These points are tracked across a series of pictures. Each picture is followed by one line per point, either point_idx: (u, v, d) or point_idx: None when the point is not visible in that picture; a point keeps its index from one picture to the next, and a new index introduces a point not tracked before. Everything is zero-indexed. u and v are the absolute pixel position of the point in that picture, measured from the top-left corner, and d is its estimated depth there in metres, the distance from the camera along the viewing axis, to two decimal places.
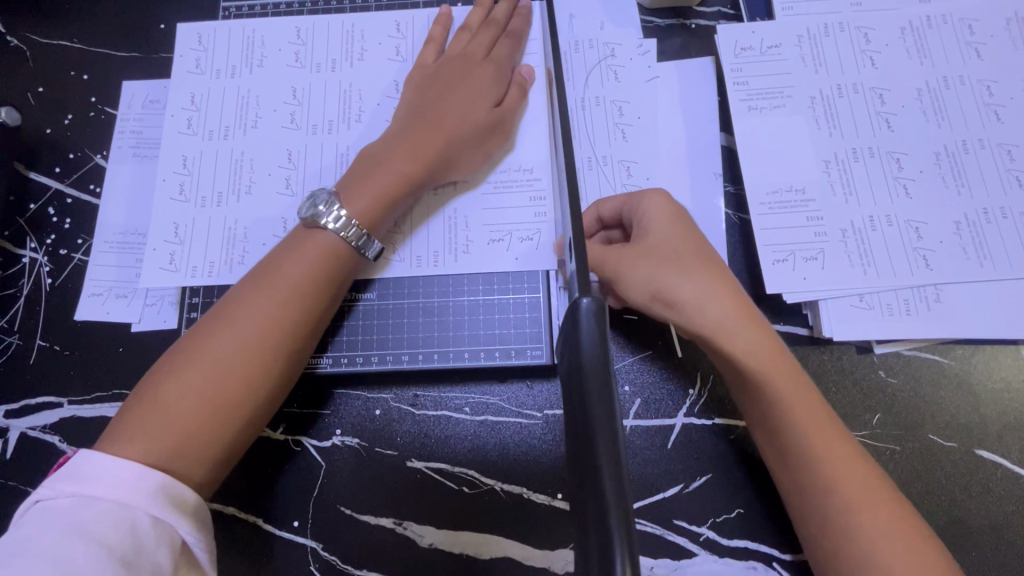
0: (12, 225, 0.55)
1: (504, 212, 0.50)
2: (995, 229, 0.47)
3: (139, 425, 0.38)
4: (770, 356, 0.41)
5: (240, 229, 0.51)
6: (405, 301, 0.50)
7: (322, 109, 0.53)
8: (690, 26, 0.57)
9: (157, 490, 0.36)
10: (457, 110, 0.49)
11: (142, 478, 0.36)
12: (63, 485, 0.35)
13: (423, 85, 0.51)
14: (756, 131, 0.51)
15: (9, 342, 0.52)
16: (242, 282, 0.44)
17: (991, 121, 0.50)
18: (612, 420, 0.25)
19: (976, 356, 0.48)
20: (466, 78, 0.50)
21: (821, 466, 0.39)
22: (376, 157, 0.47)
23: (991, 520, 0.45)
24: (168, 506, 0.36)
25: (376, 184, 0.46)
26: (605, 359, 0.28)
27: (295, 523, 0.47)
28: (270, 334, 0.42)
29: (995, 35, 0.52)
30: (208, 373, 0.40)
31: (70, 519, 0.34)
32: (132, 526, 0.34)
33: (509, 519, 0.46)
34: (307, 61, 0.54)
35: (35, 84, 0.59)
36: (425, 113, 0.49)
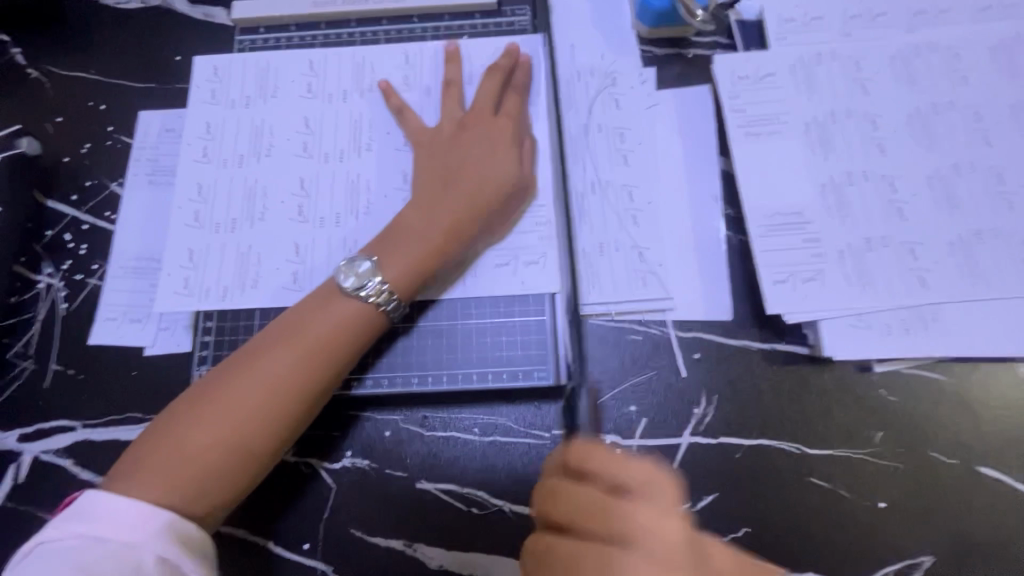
0: (29, 251, 0.57)
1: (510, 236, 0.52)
2: (988, 249, 0.49)
3: (160, 467, 0.40)
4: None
5: (253, 252, 0.52)
6: (414, 324, 0.51)
7: (334, 137, 0.55)
8: (688, 55, 0.59)
9: (163, 530, 0.37)
10: (479, 176, 0.50)
11: (149, 517, 0.37)
12: (68, 527, 0.36)
13: (441, 144, 0.52)
14: (752, 156, 0.53)
15: (24, 367, 0.53)
16: (266, 331, 0.45)
17: (980, 145, 0.52)
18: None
19: (974, 373, 0.49)
20: (485, 136, 0.51)
21: None
22: (406, 227, 0.49)
23: (994, 535, 0.45)
24: (174, 545, 0.37)
25: (407, 252, 0.48)
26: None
27: (305, 545, 0.48)
28: (290, 390, 0.43)
29: (980, 63, 0.54)
30: (230, 423, 0.41)
31: (77, 560, 0.35)
32: (137, 564, 0.35)
33: (518, 540, 0.47)
34: (319, 91, 0.56)
35: (54, 114, 0.61)
36: (448, 178, 0.50)
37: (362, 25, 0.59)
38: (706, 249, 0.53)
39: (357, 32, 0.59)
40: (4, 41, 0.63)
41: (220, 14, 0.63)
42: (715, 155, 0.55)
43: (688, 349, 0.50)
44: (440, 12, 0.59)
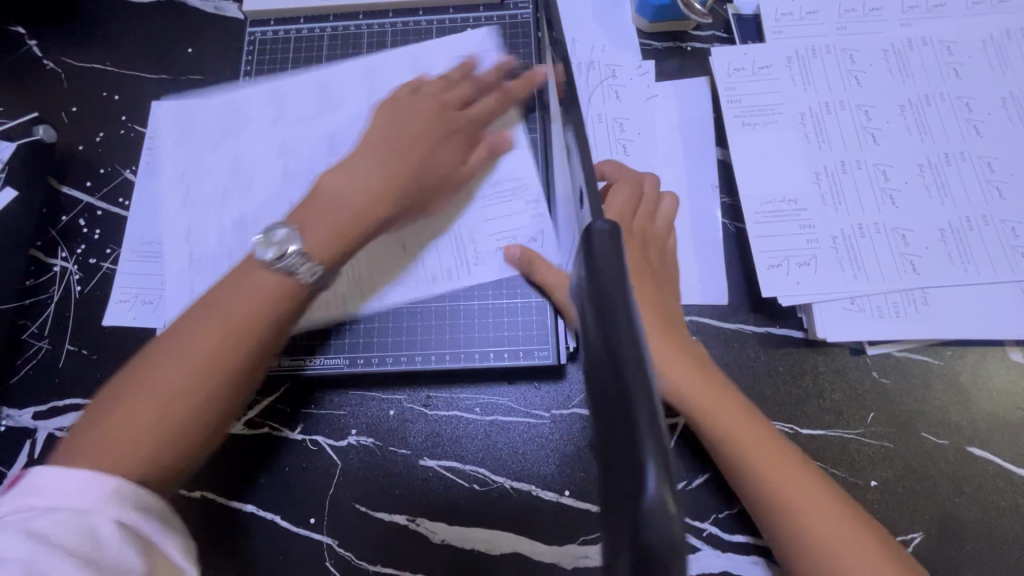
0: (44, 236, 0.58)
1: (512, 224, 0.53)
2: (978, 236, 0.50)
3: (99, 442, 0.35)
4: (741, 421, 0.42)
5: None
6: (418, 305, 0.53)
7: (342, 130, 0.57)
8: (687, 49, 0.60)
9: (115, 494, 0.33)
10: (423, 163, 0.50)
11: (95, 482, 0.33)
12: (18, 501, 0.33)
13: (393, 126, 0.51)
14: (749, 146, 0.54)
15: (40, 348, 0.55)
16: (201, 296, 0.41)
17: (971, 136, 0.53)
18: (644, 366, 0.21)
19: (966, 357, 0.50)
20: (438, 129, 0.51)
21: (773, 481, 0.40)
22: (338, 197, 0.45)
23: (984, 513, 0.46)
24: (131, 508, 0.33)
25: (337, 222, 0.44)
26: (622, 266, 0.25)
27: (311, 520, 0.49)
28: (236, 344, 0.38)
29: (972, 56, 0.55)
30: (172, 385, 0.37)
31: (27, 530, 0.31)
32: (93, 530, 0.32)
33: (518, 516, 0.48)
34: (325, 87, 0.58)
35: (69, 104, 0.63)
36: (396, 158, 0.49)
37: (369, 19, 0.61)
38: (704, 235, 0.54)
39: (365, 24, 0.61)
40: (21, 33, 0.65)
41: (230, 8, 0.65)
42: (712, 146, 0.56)
43: None
44: (445, 5, 0.61)
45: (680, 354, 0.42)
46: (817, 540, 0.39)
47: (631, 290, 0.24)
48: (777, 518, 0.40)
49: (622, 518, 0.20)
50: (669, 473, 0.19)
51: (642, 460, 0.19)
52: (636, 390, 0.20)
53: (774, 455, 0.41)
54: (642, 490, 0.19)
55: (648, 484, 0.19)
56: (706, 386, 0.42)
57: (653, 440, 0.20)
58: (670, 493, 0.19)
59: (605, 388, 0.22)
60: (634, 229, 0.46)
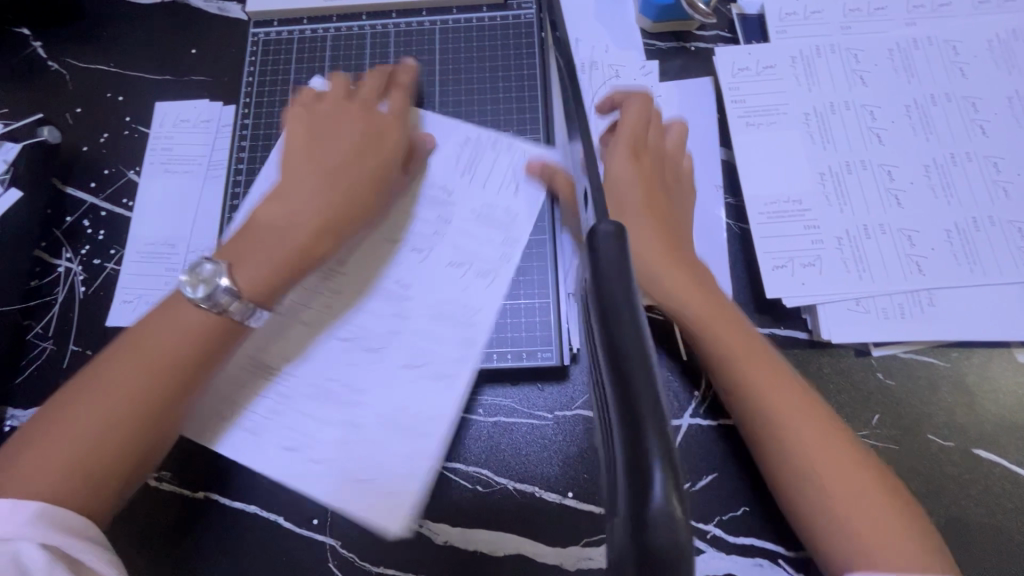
0: (49, 237, 0.58)
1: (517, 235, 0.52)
2: (984, 237, 0.50)
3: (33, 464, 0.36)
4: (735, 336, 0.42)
5: (354, 339, 0.47)
6: None
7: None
8: (691, 49, 0.60)
9: (39, 518, 0.35)
10: (356, 180, 0.47)
11: (14, 510, 0.34)
12: None
13: (316, 143, 0.48)
14: (753, 146, 0.54)
15: (44, 348, 0.55)
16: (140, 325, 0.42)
17: (977, 136, 0.53)
18: (650, 370, 0.21)
19: (972, 358, 0.50)
20: (360, 143, 0.48)
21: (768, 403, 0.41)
22: (268, 229, 0.44)
23: (990, 516, 0.46)
24: (53, 529, 0.35)
25: (274, 259, 0.43)
26: (626, 269, 0.24)
27: (314, 522, 0.49)
28: (177, 372, 0.40)
29: (978, 55, 0.55)
30: (97, 415, 0.38)
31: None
32: (16, 554, 0.33)
33: (521, 518, 0.48)
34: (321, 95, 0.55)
35: (73, 105, 0.63)
36: (327, 180, 0.46)
37: (372, 19, 0.61)
38: (708, 235, 0.53)
39: (368, 25, 0.61)
40: (26, 35, 0.65)
41: (234, 9, 0.65)
42: (716, 146, 0.56)
43: None
44: (449, 6, 0.61)
45: (676, 264, 0.43)
46: (806, 458, 0.39)
47: (636, 295, 0.24)
48: (767, 436, 0.41)
49: (624, 524, 0.20)
50: (676, 482, 0.19)
51: (648, 470, 0.19)
52: (643, 395, 0.20)
53: (766, 374, 0.42)
54: (649, 498, 0.19)
55: (653, 492, 0.19)
56: (718, 314, 0.43)
57: (658, 447, 0.19)
58: (676, 504, 0.19)
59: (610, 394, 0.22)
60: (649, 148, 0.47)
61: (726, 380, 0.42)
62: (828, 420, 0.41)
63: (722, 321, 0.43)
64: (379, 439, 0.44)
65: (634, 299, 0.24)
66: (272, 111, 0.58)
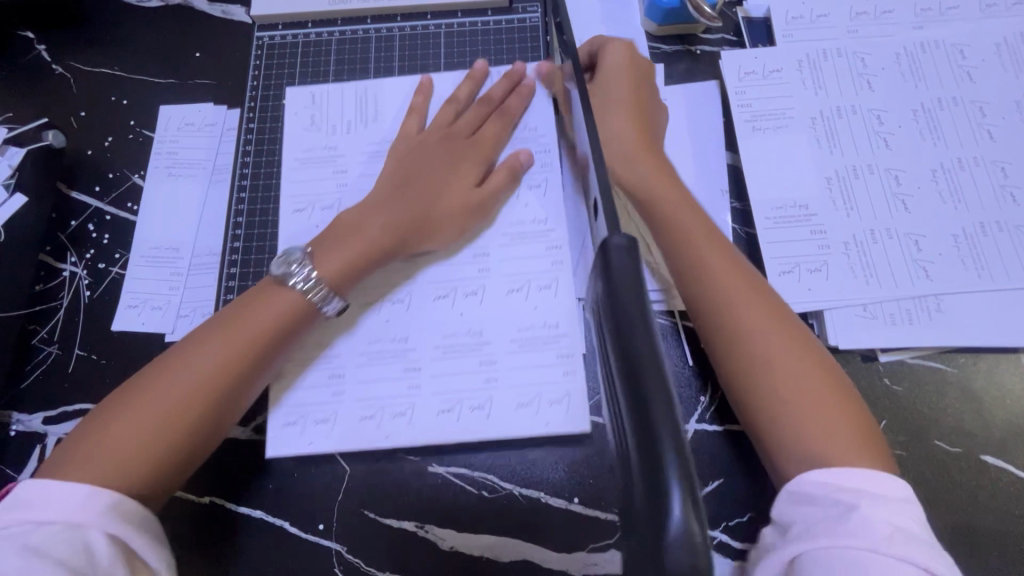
0: (53, 241, 0.58)
1: (524, 251, 0.53)
2: (992, 242, 0.49)
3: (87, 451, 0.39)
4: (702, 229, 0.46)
5: (455, 291, 0.52)
6: (428, 322, 0.51)
7: (341, 111, 0.57)
8: (696, 52, 0.60)
9: (107, 510, 0.37)
10: (436, 191, 0.52)
11: (93, 498, 0.37)
12: (12, 514, 0.36)
13: (411, 155, 0.54)
14: (759, 150, 0.54)
15: (49, 353, 0.55)
16: (211, 322, 0.46)
17: (985, 140, 0.52)
18: (667, 395, 0.23)
19: (979, 364, 0.49)
20: (449, 158, 0.53)
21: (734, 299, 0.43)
22: (352, 225, 0.49)
23: (998, 522, 0.46)
24: (122, 522, 0.37)
25: (351, 252, 0.48)
26: (642, 295, 0.26)
27: (320, 526, 0.49)
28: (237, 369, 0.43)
29: (985, 59, 0.55)
30: (164, 401, 0.41)
31: (24, 543, 0.34)
32: (86, 544, 0.35)
33: (527, 523, 0.48)
34: (322, 98, 0.57)
35: (78, 108, 0.63)
36: (406, 186, 0.52)
37: (377, 23, 0.61)
38: None
39: (373, 28, 0.61)
40: (31, 38, 0.65)
41: (238, 12, 0.65)
42: (722, 150, 0.55)
43: (695, 338, 0.51)
44: (453, 9, 0.61)
45: (662, 172, 0.49)
46: (766, 355, 0.41)
47: (654, 322, 0.25)
48: (730, 327, 0.43)
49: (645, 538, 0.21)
50: (695, 505, 0.21)
51: (667, 493, 0.21)
52: (659, 420, 0.22)
53: (732, 269, 0.44)
54: (668, 519, 0.20)
55: (673, 514, 0.20)
56: (696, 223, 0.46)
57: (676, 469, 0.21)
58: (695, 525, 0.20)
59: (629, 419, 0.23)
60: (642, 78, 0.53)
61: (693, 270, 0.45)
62: (810, 347, 0.42)
63: (697, 229, 0.46)
64: (423, 424, 0.49)
65: (651, 326, 0.25)
66: (277, 115, 0.58)
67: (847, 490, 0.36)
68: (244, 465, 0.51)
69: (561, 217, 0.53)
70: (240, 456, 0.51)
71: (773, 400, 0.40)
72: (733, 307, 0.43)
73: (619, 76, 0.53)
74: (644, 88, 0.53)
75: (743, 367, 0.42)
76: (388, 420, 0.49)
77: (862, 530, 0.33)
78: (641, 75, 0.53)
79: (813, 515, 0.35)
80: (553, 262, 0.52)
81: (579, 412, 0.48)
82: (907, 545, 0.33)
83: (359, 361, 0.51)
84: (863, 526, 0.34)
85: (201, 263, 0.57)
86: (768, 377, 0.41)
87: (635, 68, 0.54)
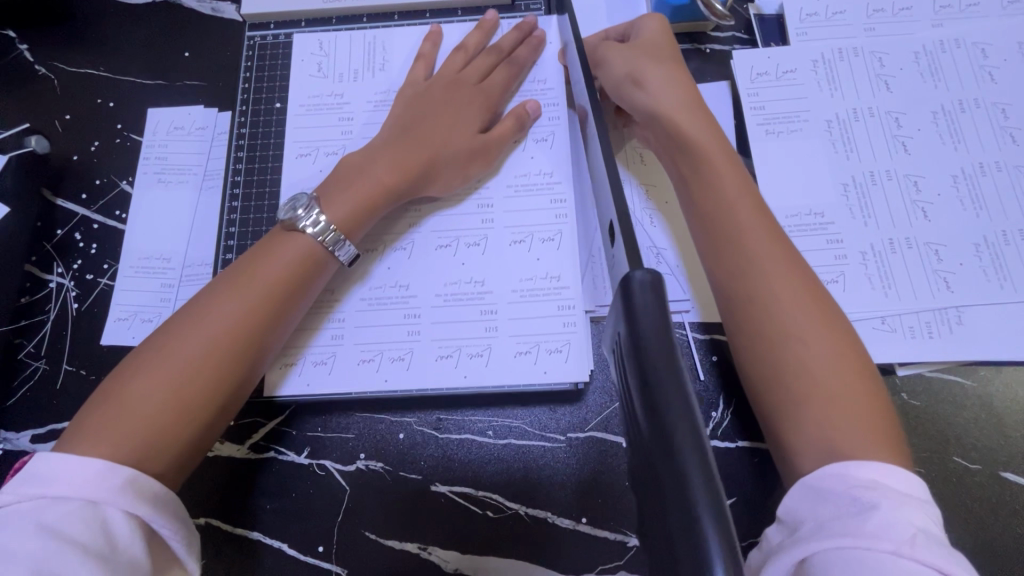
0: (39, 251, 0.56)
1: (525, 215, 0.50)
2: (1015, 251, 0.48)
3: (104, 420, 0.36)
4: (741, 187, 0.43)
5: (457, 241, 0.50)
6: (421, 284, 0.49)
7: (348, 59, 0.55)
8: (705, 51, 0.57)
9: (128, 486, 0.34)
10: (440, 136, 0.49)
11: (108, 475, 0.34)
12: (25, 488, 0.33)
13: (417, 100, 0.51)
14: (772, 156, 0.52)
15: (37, 367, 0.53)
16: (211, 284, 0.43)
17: (1007, 143, 0.50)
18: (701, 445, 0.21)
19: (999, 378, 0.48)
20: (454, 104, 0.51)
21: (771, 258, 0.40)
22: (359, 167, 0.47)
23: (1019, 541, 0.44)
24: (141, 500, 0.34)
25: (357, 193, 0.46)
26: (668, 330, 0.25)
27: (319, 549, 0.47)
28: (249, 328, 0.41)
29: (1008, 59, 0.53)
30: (175, 369, 0.38)
31: (36, 521, 0.31)
32: (103, 522, 0.32)
33: (535, 544, 0.47)
34: (330, 46, 0.56)
35: (62, 112, 0.60)
36: (411, 130, 0.49)
37: (374, 21, 0.57)
38: None
39: (370, 28, 0.57)
40: (11, 37, 0.62)
41: (229, 10, 0.63)
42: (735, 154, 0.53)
43: (706, 351, 0.49)
44: (454, 7, 0.57)
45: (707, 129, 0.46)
46: (801, 316, 0.38)
47: (681, 361, 0.24)
48: (771, 286, 0.39)
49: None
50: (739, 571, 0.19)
51: (709, 560, 0.19)
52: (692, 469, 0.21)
53: (764, 226, 0.42)
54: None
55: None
56: (742, 188, 0.43)
57: (716, 529, 0.20)
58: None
59: (660, 471, 0.22)
60: (668, 42, 0.51)
61: (730, 230, 0.42)
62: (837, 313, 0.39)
63: (740, 193, 0.43)
64: (424, 378, 0.47)
65: (678, 366, 0.24)
66: (270, 120, 0.54)
67: (872, 486, 0.32)
68: (240, 485, 0.49)
69: (567, 169, 0.51)
70: (237, 476, 0.49)
71: (808, 384, 0.37)
72: (770, 282, 0.39)
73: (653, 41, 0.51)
74: (669, 48, 0.50)
75: (774, 341, 0.38)
76: (387, 364, 0.47)
77: (883, 529, 0.30)
78: (668, 41, 0.51)
79: (827, 513, 0.32)
80: (558, 215, 0.50)
81: (579, 362, 0.46)
82: (932, 550, 0.29)
83: (359, 319, 0.49)
84: (884, 525, 0.30)
85: (192, 274, 0.55)
86: (800, 356, 0.37)
87: (670, 36, 0.52)
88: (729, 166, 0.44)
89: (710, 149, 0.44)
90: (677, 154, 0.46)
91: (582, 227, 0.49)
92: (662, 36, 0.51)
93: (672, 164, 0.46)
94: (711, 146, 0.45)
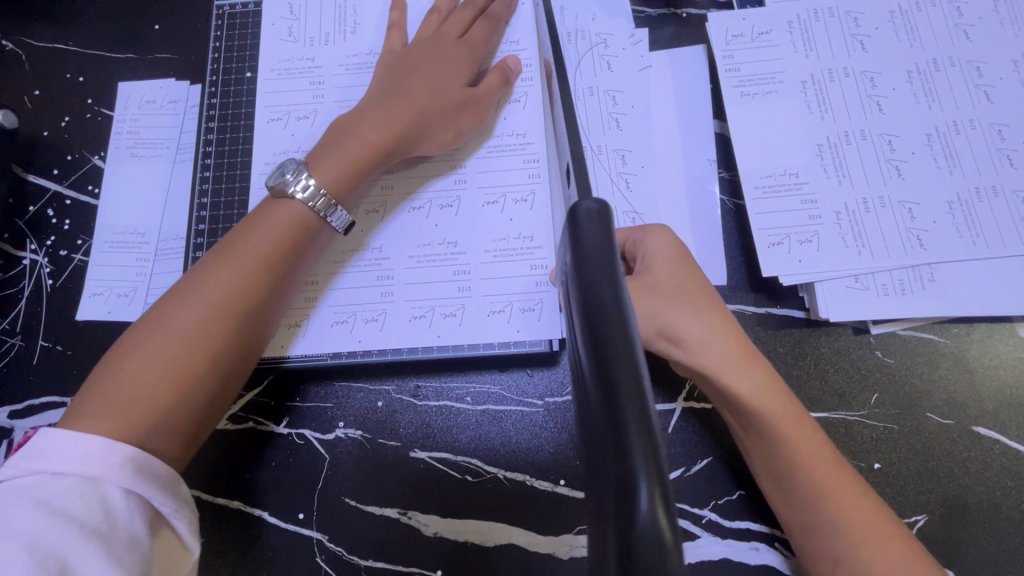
0: (11, 228, 0.56)
1: (499, 175, 0.50)
2: (987, 208, 0.48)
3: (107, 394, 0.36)
4: (774, 396, 0.41)
5: (430, 203, 0.50)
6: (395, 247, 0.49)
7: (319, 22, 0.55)
8: (681, 15, 0.57)
9: (128, 461, 0.34)
10: (427, 92, 0.48)
11: (108, 451, 0.34)
12: (25, 463, 0.33)
13: (400, 60, 0.50)
14: (747, 117, 0.52)
15: (12, 344, 0.52)
16: (205, 257, 0.42)
17: (981, 102, 0.50)
18: (633, 352, 0.21)
19: (973, 335, 0.48)
20: (439, 60, 0.50)
21: (806, 460, 0.39)
22: (347, 128, 0.46)
23: (990, 494, 0.45)
24: (142, 479, 0.34)
25: (349, 155, 0.45)
26: (613, 269, 0.24)
27: (300, 516, 0.48)
28: (245, 302, 0.40)
29: (983, 16, 0.52)
30: (174, 345, 0.38)
31: (35, 497, 0.31)
32: (102, 499, 0.32)
33: (514, 507, 0.47)
34: (301, 11, 0.55)
35: (32, 87, 0.59)
36: (396, 89, 0.48)
37: None
38: (702, 211, 0.51)
39: None
40: None
41: None
42: (710, 118, 0.53)
43: None
44: None
45: (733, 346, 0.42)
46: (844, 520, 0.38)
47: (623, 284, 0.24)
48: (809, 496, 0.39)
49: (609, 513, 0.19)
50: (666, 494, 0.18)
51: (630, 455, 0.19)
52: (625, 386, 0.20)
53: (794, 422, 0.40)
54: (636, 511, 0.18)
55: (641, 487, 0.18)
56: (773, 391, 0.41)
57: (644, 452, 0.19)
58: (667, 506, 0.18)
59: (590, 380, 0.22)
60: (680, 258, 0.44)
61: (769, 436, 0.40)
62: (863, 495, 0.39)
63: (772, 402, 0.40)
64: (409, 339, 0.47)
65: (619, 287, 0.24)
66: (241, 89, 0.53)
67: None
68: (220, 458, 0.49)
69: (539, 129, 0.51)
70: (217, 446, 0.49)
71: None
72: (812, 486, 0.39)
73: (661, 258, 0.43)
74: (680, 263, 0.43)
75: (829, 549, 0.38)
76: (361, 325, 0.48)
77: None
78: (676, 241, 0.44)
79: None
80: (531, 174, 0.50)
81: (552, 319, 0.46)
82: None
83: (333, 285, 0.48)
84: None
85: (168, 248, 0.54)
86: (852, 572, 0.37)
87: (683, 260, 0.43)
88: (748, 363, 0.41)
89: (779, 421, 0.40)
90: (743, 420, 0.42)
91: (555, 187, 0.49)
92: (665, 243, 0.44)
93: (736, 422, 0.43)
94: (779, 415, 0.40)
